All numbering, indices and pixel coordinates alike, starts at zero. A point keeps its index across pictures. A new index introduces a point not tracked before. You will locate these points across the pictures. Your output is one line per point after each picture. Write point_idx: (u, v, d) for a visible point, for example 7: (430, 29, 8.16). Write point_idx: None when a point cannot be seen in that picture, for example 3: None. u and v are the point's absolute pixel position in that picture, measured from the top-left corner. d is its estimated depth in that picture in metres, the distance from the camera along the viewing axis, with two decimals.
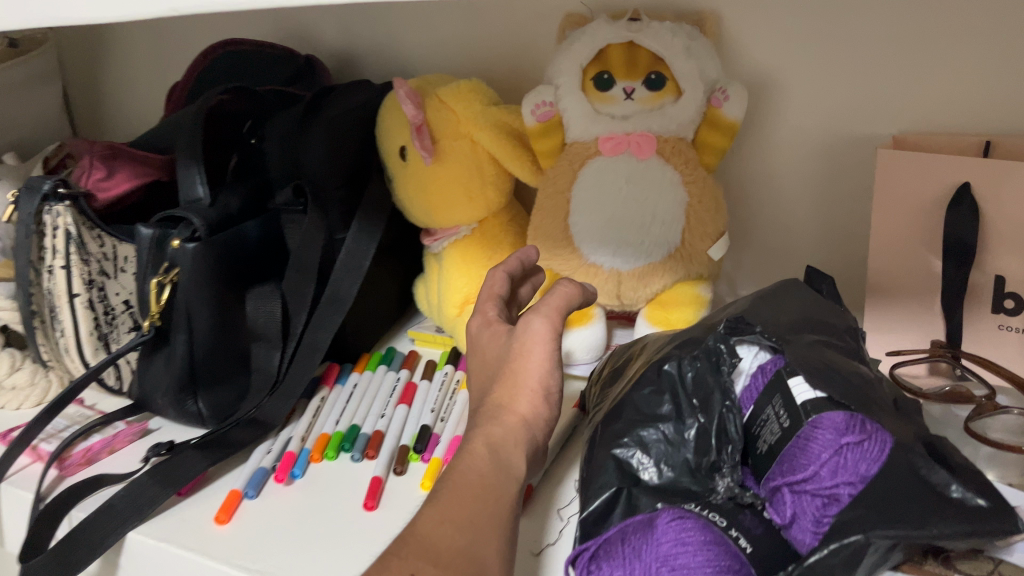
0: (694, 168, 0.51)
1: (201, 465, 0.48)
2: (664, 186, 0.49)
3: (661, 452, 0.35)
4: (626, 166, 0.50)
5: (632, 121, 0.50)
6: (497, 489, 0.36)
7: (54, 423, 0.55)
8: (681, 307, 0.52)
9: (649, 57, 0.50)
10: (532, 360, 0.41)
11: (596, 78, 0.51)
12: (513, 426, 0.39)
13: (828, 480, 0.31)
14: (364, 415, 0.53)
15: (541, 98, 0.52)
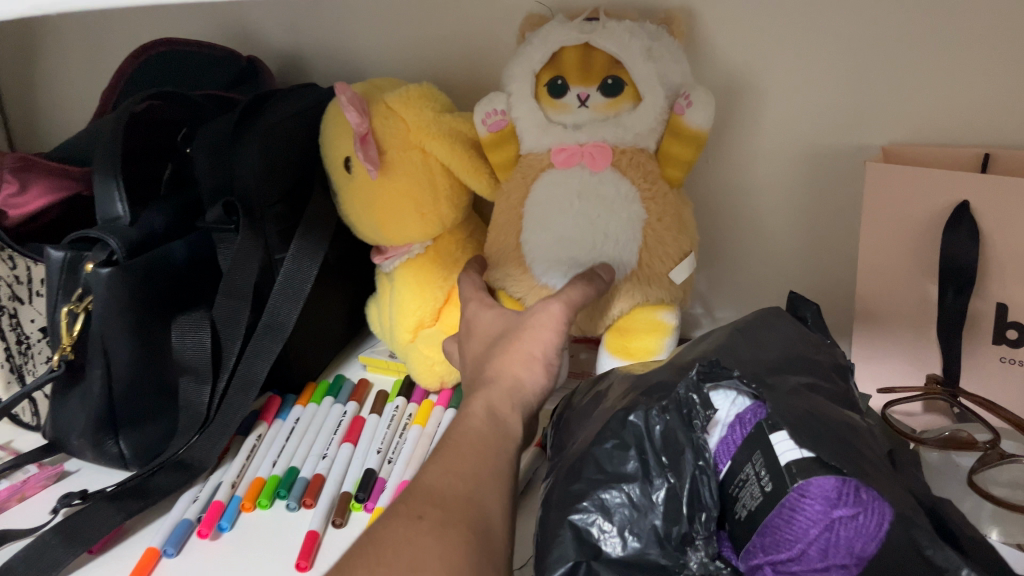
0: (654, 183, 0.47)
1: (116, 519, 0.43)
2: (619, 203, 0.45)
3: (625, 518, 0.30)
4: (578, 180, 0.46)
5: (585, 132, 0.46)
6: (493, 444, 0.34)
7: None
8: (641, 335, 0.47)
9: (605, 60, 0.46)
10: (542, 335, 0.40)
11: (548, 85, 0.47)
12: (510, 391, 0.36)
13: (818, 561, 0.27)
14: (304, 455, 0.48)
15: (492, 107, 0.48)
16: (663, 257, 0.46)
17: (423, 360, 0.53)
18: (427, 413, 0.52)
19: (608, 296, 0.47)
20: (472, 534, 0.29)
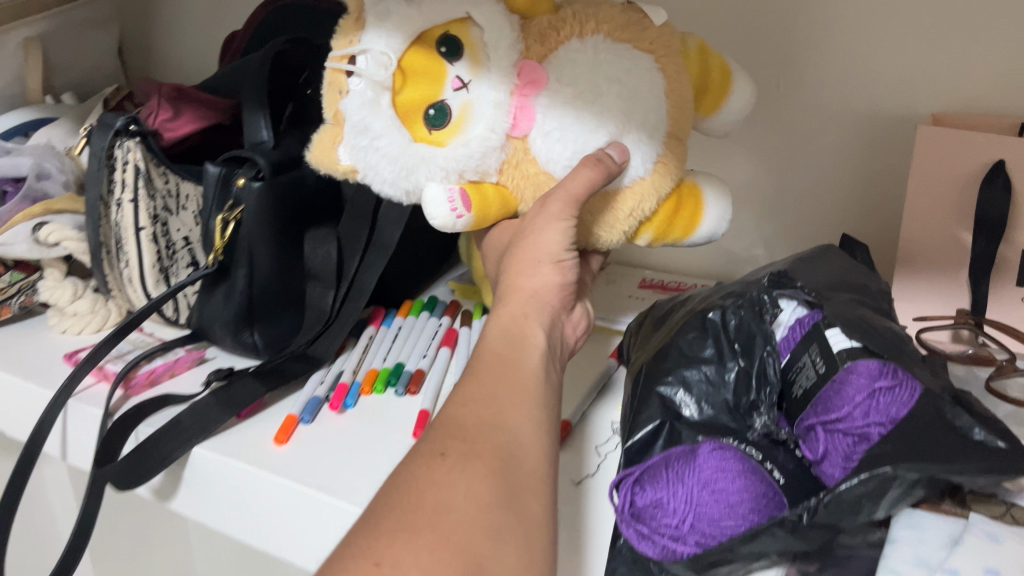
0: (559, 28, 0.42)
1: (260, 391, 0.51)
2: (622, 68, 0.41)
3: (702, 390, 0.38)
4: (556, 114, 0.41)
5: (500, 90, 0.40)
6: (515, 355, 0.39)
7: (120, 346, 0.59)
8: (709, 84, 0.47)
9: (420, 55, 0.40)
10: (546, 236, 0.42)
11: (437, 124, 0.41)
12: (519, 296, 0.43)
13: (860, 420, 0.33)
14: (409, 353, 0.57)
15: (448, 209, 0.42)
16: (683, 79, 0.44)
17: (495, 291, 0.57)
18: None
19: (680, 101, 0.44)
20: (542, 409, 0.36)
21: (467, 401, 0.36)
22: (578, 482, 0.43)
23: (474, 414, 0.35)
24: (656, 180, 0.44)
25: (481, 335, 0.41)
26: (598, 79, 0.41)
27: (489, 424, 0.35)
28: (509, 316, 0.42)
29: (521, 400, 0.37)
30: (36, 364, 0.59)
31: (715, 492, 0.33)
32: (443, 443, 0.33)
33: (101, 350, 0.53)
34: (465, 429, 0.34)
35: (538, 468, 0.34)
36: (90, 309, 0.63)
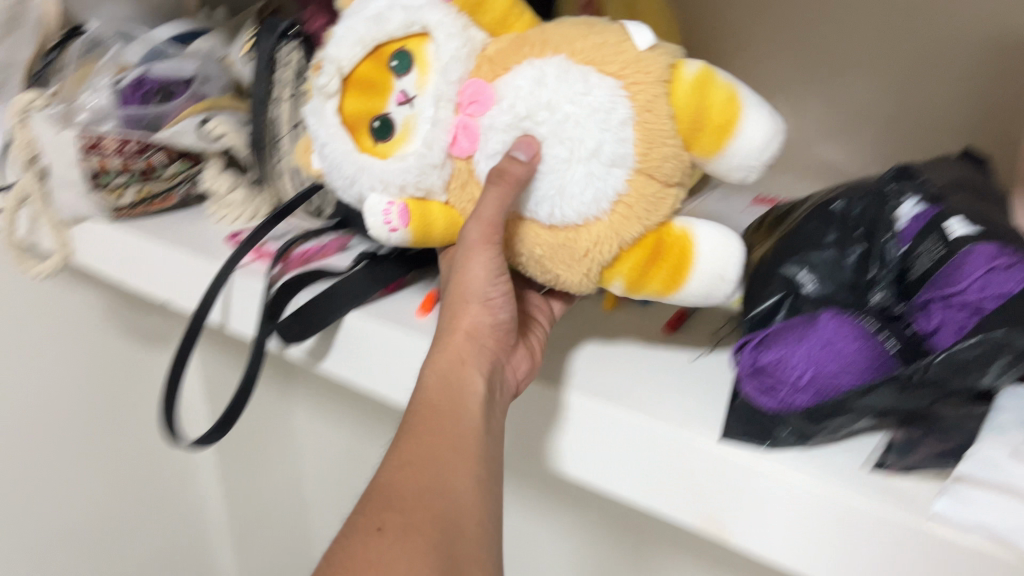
0: (526, 40, 0.41)
1: (401, 271, 0.56)
2: (589, 93, 0.39)
3: (824, 271, 0.41)
4: (493, 137, 0.41)
5: (440, 109, 0.41)
6: (454, 411, 0.42)
7: (277, 230, 0.66)
8: (711, 101, 0.39)
9: (371, 66, 0.42)
10: (475, 265, 0.43)
11: (376, 138, 0.43)
12: (456, 337, 0.44)
13: (974, 294, 0.36)
14: None
15: (381, 216, 0.45)
16: (650, 112, 0.39)
17: None
18: None
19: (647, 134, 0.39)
20: (475, 465, 0.41)
21: (407, 464, 0.40)
22: (694, 359, 0.48)
23: (408, 483, 0.40)
24: (609, 227, 0.41)
25: (422, 384, 0.44)
26: (550, 103, 0.39)
27: (424, 490, 0.39)
28: (447, 358, 0.44)
29: (458, 461, 0.41)
30: (205, 243, 0.66)
31: (833, 352, 0.37)
32: (382, 517, 0.38)
33: (259, 232, 0.59)
34: (404, 498, 0.39)
35: (476, 535, 0.39)
36: (245, 200, 0.70)
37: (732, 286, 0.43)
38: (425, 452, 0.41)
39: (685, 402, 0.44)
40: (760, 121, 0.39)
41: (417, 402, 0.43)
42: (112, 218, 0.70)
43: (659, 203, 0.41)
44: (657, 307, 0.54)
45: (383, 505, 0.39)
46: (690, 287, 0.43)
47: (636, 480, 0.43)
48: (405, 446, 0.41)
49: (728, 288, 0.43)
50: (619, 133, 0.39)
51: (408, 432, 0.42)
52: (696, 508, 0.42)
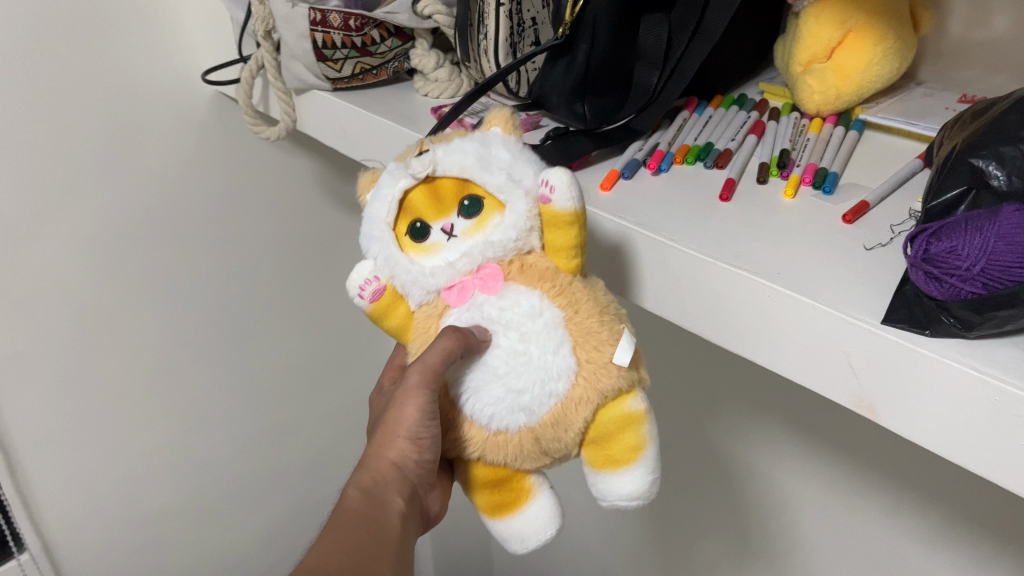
0: (554, 278, 0.46)
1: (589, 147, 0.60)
2: (546, 331, 0.44)
3: (1016, 165, 0.40)
4: (475, 308, 0.45)
5: (462, 262, 0.46)
6: (372, 516, 0.52)
7: (475, 107, 0.71)
8: (621, 433, 0.44)
9: (451, 187, 0.47)
10: (408, 403, 0.47)
11: (404, 227, 0.48)
12: (382, 464, 0.53)
13: None
14: (720, 136, 0.62)
15: (365, 278, 0.48)
16: (584, 403, 0.43)
17: (805, 89, 0.62)
18: (821, 125, 0.62)
19: (576, 409, 0.43)
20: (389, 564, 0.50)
21: (334, 554, 0.49)
22: (868, 248, 0.48)
23: (337, 567, 0.48)
24: (513, 445, 0.44)
25: (347, 496, 0.53)
26: (536, 336, 0.43)
27: (343, 572, 0.48)
28: (370, 480, 0.53)
29: (379, 556, 0.50)
30: (410, 114, 0.72)
31: (1010, 246, 0.37)
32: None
33: (462, 107, 0.65)
34: None
35: None
36: (447, 77, 0.75)
37: (517, 542, 0.49)
38: (352, 545, 0.50)
39: (849, 285, 0.45)
40: (637, 485, 0.45)
41: (342, 509, 0.52)
42: (331, 88, 0.77)
43: (534, 461, 0.45)
44: (840, 198, 0.53)
45: None
46: (496, 522, 0.48)
47: (796, 358, 0.46)
48: (333, 539, 0.50)
49: (517, 543, 0.49)
50: (547, 391, 0.42)
51: (332, 527, 0.51)
52: (851, 386, 0.43)
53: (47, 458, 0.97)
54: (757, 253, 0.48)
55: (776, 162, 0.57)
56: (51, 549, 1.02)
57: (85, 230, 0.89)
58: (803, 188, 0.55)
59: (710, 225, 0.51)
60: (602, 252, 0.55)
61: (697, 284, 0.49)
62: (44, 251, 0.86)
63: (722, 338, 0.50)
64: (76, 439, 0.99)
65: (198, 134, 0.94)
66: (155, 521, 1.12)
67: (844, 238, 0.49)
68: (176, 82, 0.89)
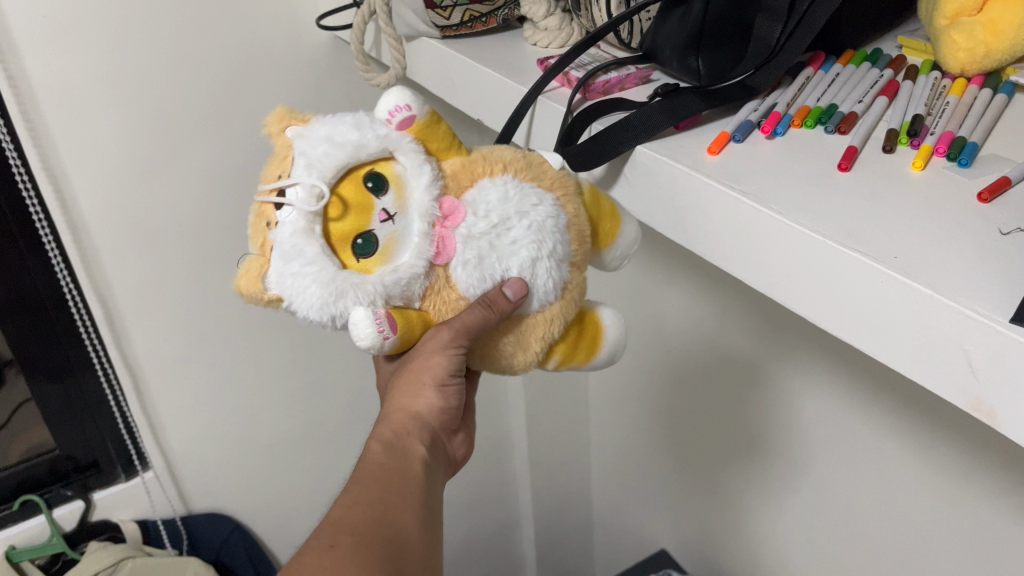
0: (472, 167, 0.48)
1: (699, 107, 0.56)
2: (527, 192, 0.48)
3: None
4: (480, 230, 0.46)
5: (431, 215, 0.45)
6: (391, 461, 0.56)
7: (583, 58, 0.68)
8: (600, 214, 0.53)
9: (348, 186, 0.45)
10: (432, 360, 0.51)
11: (354, 256, 0.45)
12: (405, 415, 0.58)
13: None
14: (844, 98, 0.56)
15: (378, 328, 0.44)
16: (575, 216, 0.50)
17: (949, 45, 0.56)
18: (963, 87, 0.56)
19: (575, 224, 0.50)
20: (412, 501, 0.54)
21: (356, 500, 0.53)
22: (1005, 233, 0.43)
23: (354, 513, 0.52)
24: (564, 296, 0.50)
25: (370, 449, 0.57)
26: (513, 223, 0.47)
27: (371, 520, 0.51)
28: (387, 443, 0.57)
29: (402, 497, 0.54)
30: (517, 65, 0.70)
31: None
32: (336, 537, 0.50)
33: (569, 59, 0.62)
34: (356, 525, 0.51)
35: (415, 551, 0.51)
36: (558, 27, 0.72)
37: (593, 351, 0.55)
38: (372, 489, 0.53)
39: (979, 277, 0.40)
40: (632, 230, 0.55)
41: (363, 460, 0.56)
42: (439, 36, 0.76)
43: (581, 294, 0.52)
44: (977, 172, 0.48)
45: (337, 527, 0.51)
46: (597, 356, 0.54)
47: (907, 350, 0.42)
48: (354, 486, 0.54)
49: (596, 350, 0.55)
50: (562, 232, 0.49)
51: (350, 488, 0.54)
52: (969, 387, 0.39)
53: (170, 386, 1.04)
54: (874, 232, 0.44)
55: (906, 129, 0.52)
56: (173, 469, 1.11)
57: (206, 174, 0.92)
58: (936, 159, 0.50)
59: (825, 198, 0.47)
60: (706, 223, 0.52)
61: (805, 264, 0.46)
62: (168, 195, 0.91)
63: (827, 322, 0.46)
64: (198, 369, 1.05)
65: (317, 81, 0.94)
66: (268, 449, 1.19)
67: (976, 220, 0.44)
68: (295, 29, 0.89)
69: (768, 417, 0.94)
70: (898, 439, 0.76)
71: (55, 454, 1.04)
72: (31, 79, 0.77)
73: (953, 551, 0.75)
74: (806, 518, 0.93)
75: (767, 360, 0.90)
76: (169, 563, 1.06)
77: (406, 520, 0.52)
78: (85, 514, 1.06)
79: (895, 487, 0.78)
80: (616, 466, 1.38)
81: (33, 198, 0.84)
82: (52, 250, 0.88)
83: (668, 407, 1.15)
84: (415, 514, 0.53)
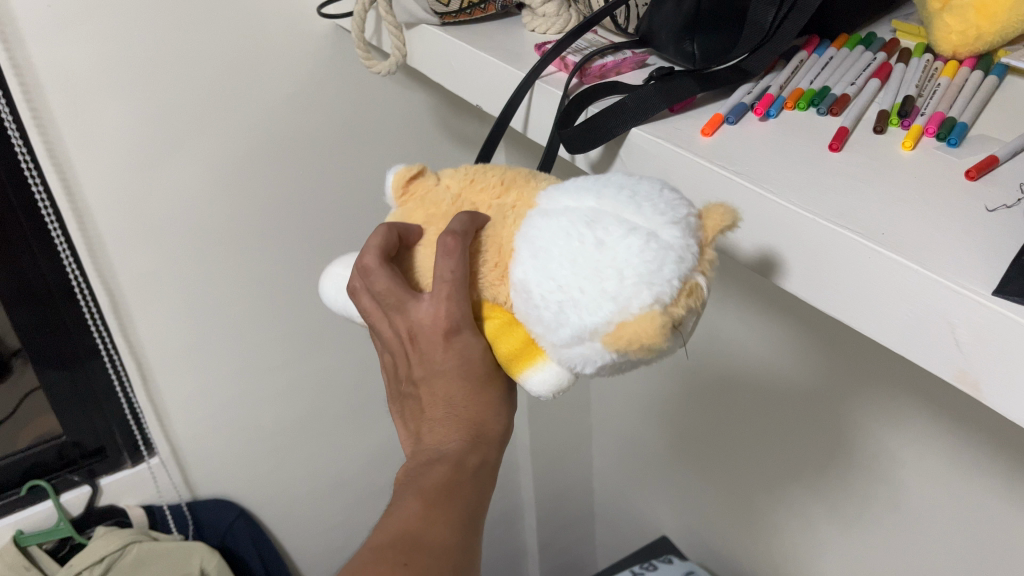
0: None
1: (693, 90, 0.57)
2: None
3: None
4: None
5: None
6: (465, 479, 0.52)
7: (579, 43, 0.68)
8: None
9: None
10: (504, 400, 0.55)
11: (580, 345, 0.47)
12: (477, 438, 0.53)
13: None
14: (837, 80, 0.57)
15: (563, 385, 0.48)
16: None
17: (941, 27, 0.56)
18: (955, 70, 0.56)
19: None
20: (472, 520, 0.52)
21: (436, 520, 0.49)
22: (991, 210, 0.44)
23: (431, 532, 0.49)
24: None
25: (452, 466, 0.52)
26: None
27: (453, 547, 0.49)
28: (478, 456, 0.53)
29: (468, 515, 0.51)
30: (516, 52, 0.70)
31: None
32: (416, 559, 0.47)
33: (565, 44, 0.63)
34: (437, 551, 0.48)
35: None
36: (555, 12, 0.72)
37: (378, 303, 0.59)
38: (446, 508, 0.50)
39: (964, 252, 0.41)
40: None
41: (439, 471, 0.51)
42: (439, 24, 0.76)
43: None
44: (966, 152, 0.49)
45: (417, 549, 0.48)
46: None
47: (895, 326, 0.43)
48: (430, 498, 0.50)
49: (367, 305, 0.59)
50: None
51: (436, 498, 0.50)
52: (953, 360, 0.40)
53: (175, 373, 1.05)
54: (862, 211, 0.45)
55: (897, 110, 0.52)
56: (179, 455, 1.12)
57: (211, 162, 0.93)
58: (926, 139, 0.51)
59: (816, 177, 0.48)
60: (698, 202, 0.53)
61: (796, 243, 0.46)
62: (172, 182, 0.92)
63: (818, 297, 0.47)
64: (202, 357, 1.06)
65: (318, 69, 0.95)
66: (273, 437, 1.20)
67: (964, 197, 0.45)
68: (298, 19, 0.90)
69: (767, 403, 0.95)
70: (895, 422, 0.77)
71: (63, 440, 1.06)
72: (36, 68, 0.78)
73: (950, 532, 0.75)
74: (805, 502, 0.94)
75: (768, 346, 0.91)
76: (177, 548, 1.08)
77: (471, 543, 0.51)
78: (92, 499, 1.08)
79: (893, 470, 0.79)
80: (618, 452, 1.39)
81: (39, 185, 0.85)
82: (57, 236, 0.89)
83: (669, 395, 1.16)
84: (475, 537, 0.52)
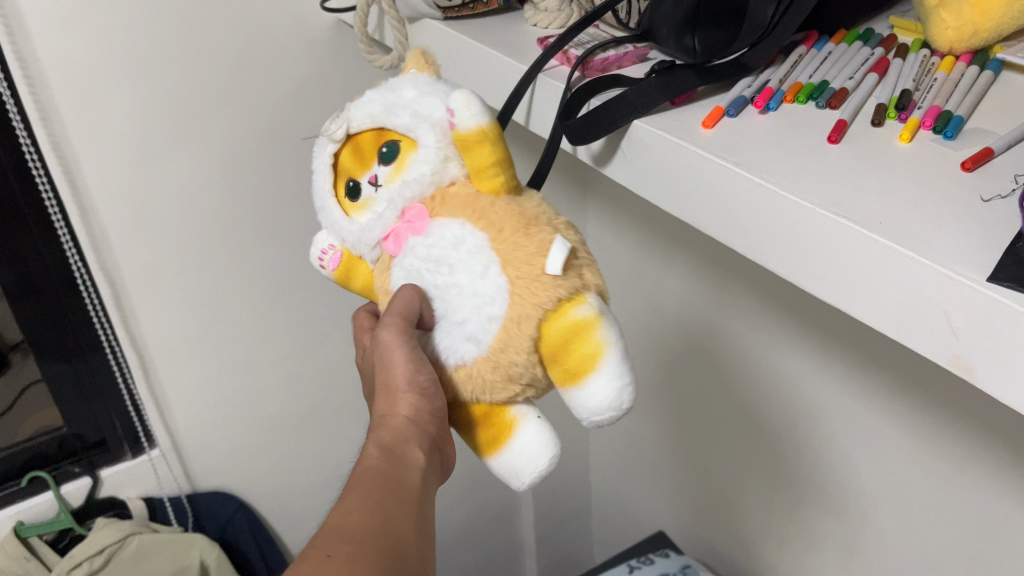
0: (476, 204, 0.50)
1: (694, 83, 0.57)
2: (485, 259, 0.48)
3: None
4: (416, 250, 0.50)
5: (389, 207, 0.51)
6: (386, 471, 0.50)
7: (581, 38, 0.69)
8: (577, 346, 0.47)
9: (370, 137, 0.52)
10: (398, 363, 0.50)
11: (348, 196, 0.54)
12: (393, 426, 0.52)
13: None
14: (836, 74, 0.58)
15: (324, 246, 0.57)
16: (521, 320, 0.46)
17: (939, 22, 0.57)
18: (952, 65, 0.57)
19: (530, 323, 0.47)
20: (402, 498, 0.49)
21: (352, 507, 0.47)
22: (986, 200, 0.45)
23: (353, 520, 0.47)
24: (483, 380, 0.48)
25: (365, 453, 0.52)
26: (446, 263, 0.49)
27: (369, 527, 0.46)
28: (391, 435, 0.52)
29: (397, 501, 0.49)
30: (518, 46, 0.71)
31: None
32: (335, 546, 0.44)
33: (567, 38, 0.64)
34: (354, 530, 0.46)
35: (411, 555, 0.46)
36: (557, 7, 0.73)
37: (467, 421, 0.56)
38: (370, 494, 0.48)
39: (961, 240, 0.42)
40: (605, 389, 0.47)
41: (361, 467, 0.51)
42: (442, 18, 0.77)
43: (503, 393, 0.49)
44: (962, 144, 0.50)
45: (333, 536, 0.45)
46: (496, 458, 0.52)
47: (891, 312, 0.43)
48: (352, 492, 0.49)
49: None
50: (485, 315, 0.47)
51: (350, 488, 0.49)
52: (948, 345, 0.41)
53: (175, 366, 1.06)
54: (859, 201, 0.46)
55: (895, 103, 0.53)
56: (179, 447, 1.12)
57: (213, 155, 0.94)
58: (922, 132, 0.52)
59: (815, 168, 0.49)
60: (698, 193, 0.53)
61: (795, 233, 0.47)
62: (174, 175, 0.92)
63: (816, 284, 0.48)
64: (202, 349, 1.07)
65: (320, 63, 0.95)
66: (272, 430, 1.20)
67: (960, 187, 0.46)
68: (301, 13, 0.90)
69: (763, 397, 0.96)
70: (890, 415, 0.78)
71: (64, 432, 1.06)
72: (40, 60, 0.78)
73: (945, 524, 0.76)
74: (802, 494, 0.95)
75: (765, 339, 0.92)
76: (176, 540, 1.08)
77: (404, 522, 0.48)
78: (92, 491, 1.08)
79: (888, 462, 0.80)
80: (615, 446, 1.40)
81: (42, 176, 0.86)
82: (60, 228, 0.89)
83: (666, 390, 1.17)
84: (409, 517, 0.48)
